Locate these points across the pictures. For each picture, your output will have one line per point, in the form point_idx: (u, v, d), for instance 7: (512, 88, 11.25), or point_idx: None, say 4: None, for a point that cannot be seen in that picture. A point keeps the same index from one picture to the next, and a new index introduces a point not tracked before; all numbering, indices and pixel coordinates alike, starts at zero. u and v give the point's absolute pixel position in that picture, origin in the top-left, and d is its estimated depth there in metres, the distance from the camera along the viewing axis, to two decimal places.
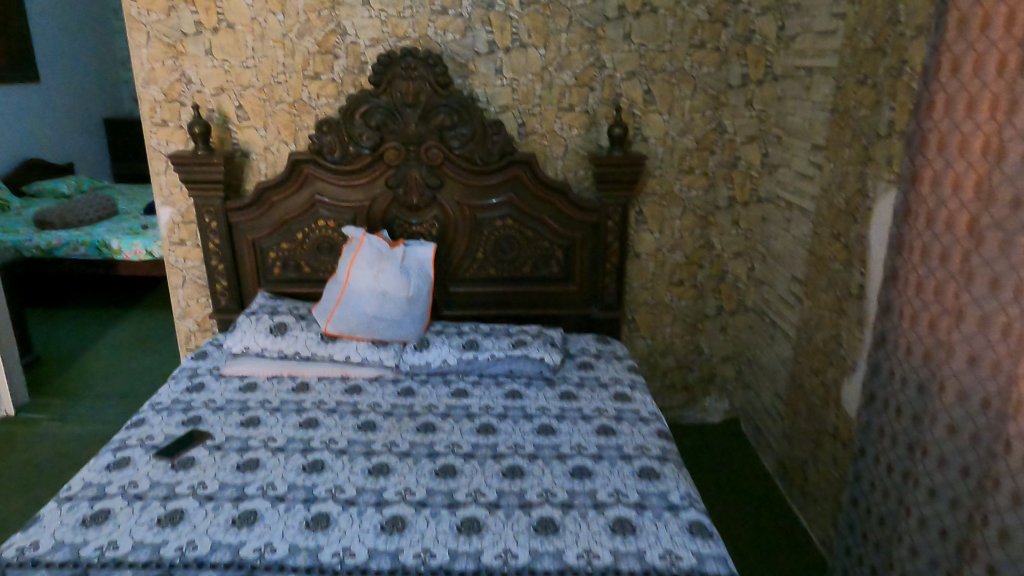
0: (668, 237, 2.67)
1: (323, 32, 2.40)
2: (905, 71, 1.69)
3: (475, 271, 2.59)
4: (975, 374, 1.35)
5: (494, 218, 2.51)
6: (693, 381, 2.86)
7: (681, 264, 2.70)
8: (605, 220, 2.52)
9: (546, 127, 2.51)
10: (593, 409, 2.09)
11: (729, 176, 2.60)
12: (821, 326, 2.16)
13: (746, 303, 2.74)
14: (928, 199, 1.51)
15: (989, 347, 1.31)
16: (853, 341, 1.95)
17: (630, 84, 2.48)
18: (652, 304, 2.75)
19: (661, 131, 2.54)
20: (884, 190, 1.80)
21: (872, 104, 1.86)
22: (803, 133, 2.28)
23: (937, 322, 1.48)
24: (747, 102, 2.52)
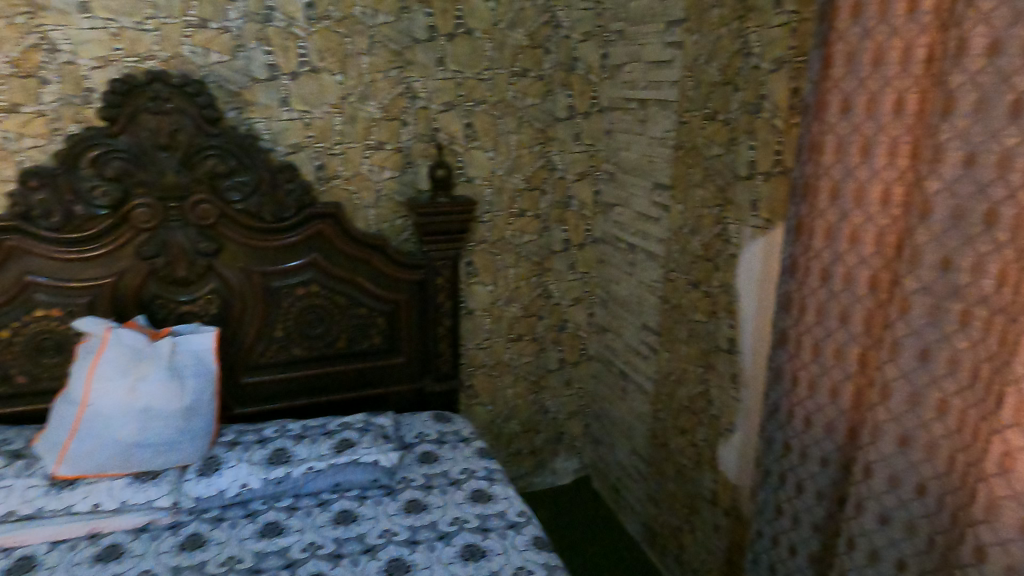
0: (503, 288, 2.34)
1: (19, 47, 1.70)
2: (767, 108, 1.54)
3: (274, 355, 2.03)
4: (906, 457, 1.12)
5: (295, 285, 1.99)
6: (541, 444, 2.57)
7: (518, 317, 2.39)
8: (433, 278, 2.12)
9: (352, 169, 2.05)
10: (450, 522, 1.69)
11: (562, 217, 2.35)
12: (683, 380, 1.97)
13: (589, 351, 2.52)
14: (822, 253, 1.34)
15: (922, 428, 1.10)
16: (728, 400, 1.77)
17: (448, 118, 2.12)
18: (491, 364, 2.41)
19: (487, 170, 2.21)
20: (751, 237, 1.64)
21: (726, 141, 1.70)
22: (642, 170, 2.10)
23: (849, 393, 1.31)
24: (575, 136, 2.29)
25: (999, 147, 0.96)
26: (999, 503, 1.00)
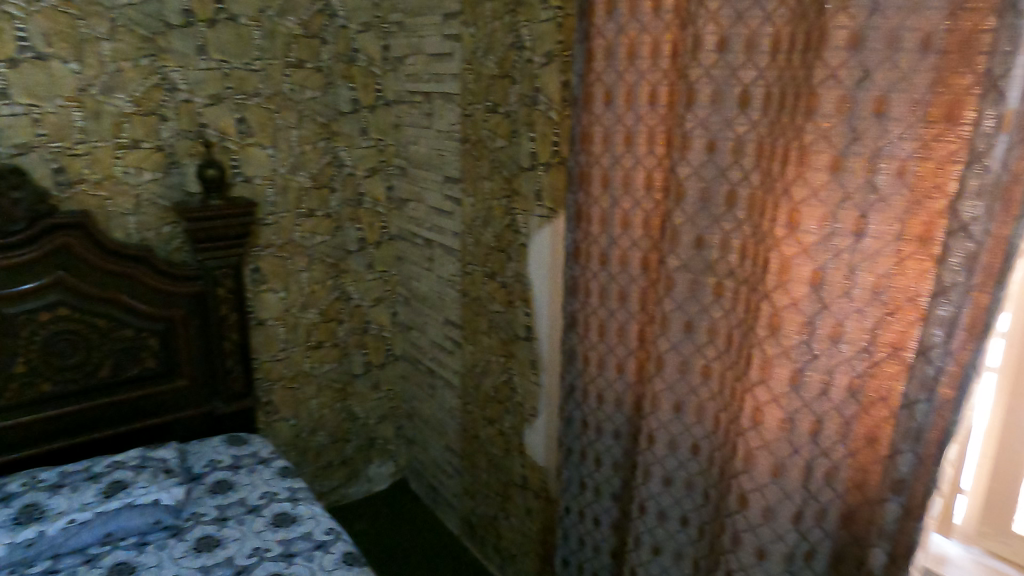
0: (296, 294, 2.20)
1: None
2: (542, 100, 1.58)
3: (16, 394, 1.71)
4: (681, 421, 1.22)
5: (37, 311, 1.69)
6: (352, 452, 2.47)
7: (316, 322, 2.26)
8: (213, 289, 1.93)
9: (101, 172, 1.79)
10: (250, 554, 1.54)
11: (355, 215, 2.26)
12: (487, 371, 1.99)
13: (395, 351, 2.46)
14: (599, 239, 1.41)
15: (692, 393, 1.19)
16: (529, 386, 1.81)
17: (216, 112, 1.92)
18: (291, 376, 2.25)
19: (267, 169, 2.05)
20: (538, 226, 1.68)
21: (508, 133, 1.72)
22: (432, 164, 2.08)
23: (632, 369, 1.39)
24: (361, 131, 2.21)
25: (733, 135, 1.07)
26: (755, 453, 1.07)
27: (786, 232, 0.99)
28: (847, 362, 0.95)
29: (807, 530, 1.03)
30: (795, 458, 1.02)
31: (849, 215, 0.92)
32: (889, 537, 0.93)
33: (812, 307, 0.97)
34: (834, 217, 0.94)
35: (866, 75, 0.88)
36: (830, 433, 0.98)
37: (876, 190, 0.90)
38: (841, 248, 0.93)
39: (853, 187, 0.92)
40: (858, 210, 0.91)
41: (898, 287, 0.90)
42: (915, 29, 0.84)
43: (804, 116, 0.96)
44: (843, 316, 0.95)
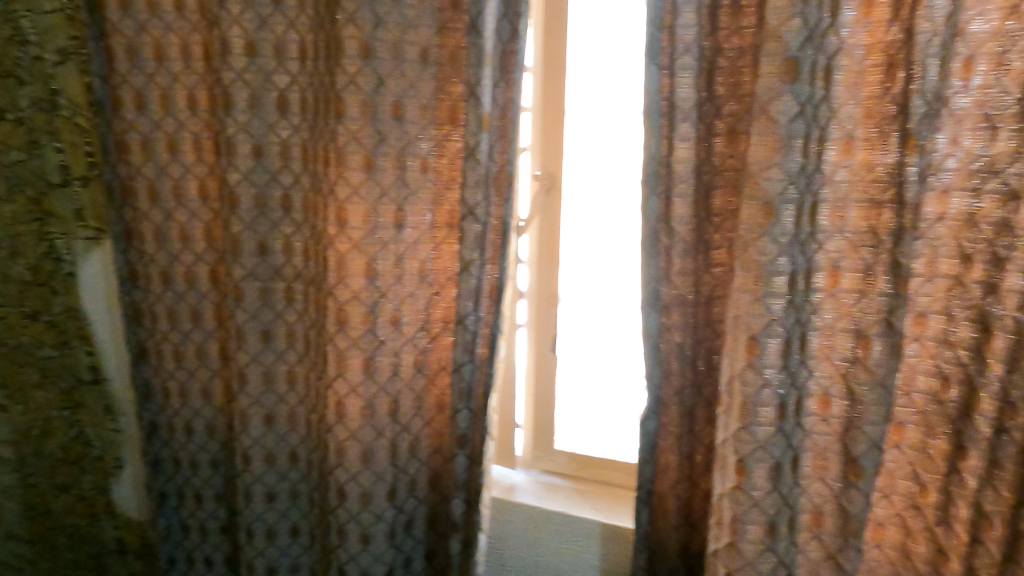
0: None
1: None
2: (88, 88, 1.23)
3: None
4: (275, 432, 1.19)
5: None
6: None
7: None
8: None
9: None
10: None
11: None
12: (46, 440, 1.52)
13: None
14: (157, 257, 1.26)
15: (281, 401, 1.18)
16: (105, 438, 1.50)
17: None
18: None
19: None
20: (103, 250, 1.39)
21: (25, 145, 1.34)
22: None
23: (220, 391, 1.29)
24: None
25: (277, 139, 1.07)
26: (345, 445, 1.09)
27: (337, 229, 1.03)
28: (411, 340, 1.06)
29: (402, 501, 1.11)
30: (380, 439, 1.09)
31: (388, 209, 1.02)
32: (463, 486, 1.08)
33: (370, 297, 1.04)
34: (375, 212, 1.02)
35: (380, 82, 0.98)
36: (407, 408, 1.08)
37: (407, 185, 1.01)
38: (387, 239, 1.02)
39: (387, 183, 1.01)
40: (394, 204, 1.01)
41: (439, 268, 1.04)
42: (413, 43, 0.97)
43: (335, 120, 1.00)
44: (398, 302, 1.05)
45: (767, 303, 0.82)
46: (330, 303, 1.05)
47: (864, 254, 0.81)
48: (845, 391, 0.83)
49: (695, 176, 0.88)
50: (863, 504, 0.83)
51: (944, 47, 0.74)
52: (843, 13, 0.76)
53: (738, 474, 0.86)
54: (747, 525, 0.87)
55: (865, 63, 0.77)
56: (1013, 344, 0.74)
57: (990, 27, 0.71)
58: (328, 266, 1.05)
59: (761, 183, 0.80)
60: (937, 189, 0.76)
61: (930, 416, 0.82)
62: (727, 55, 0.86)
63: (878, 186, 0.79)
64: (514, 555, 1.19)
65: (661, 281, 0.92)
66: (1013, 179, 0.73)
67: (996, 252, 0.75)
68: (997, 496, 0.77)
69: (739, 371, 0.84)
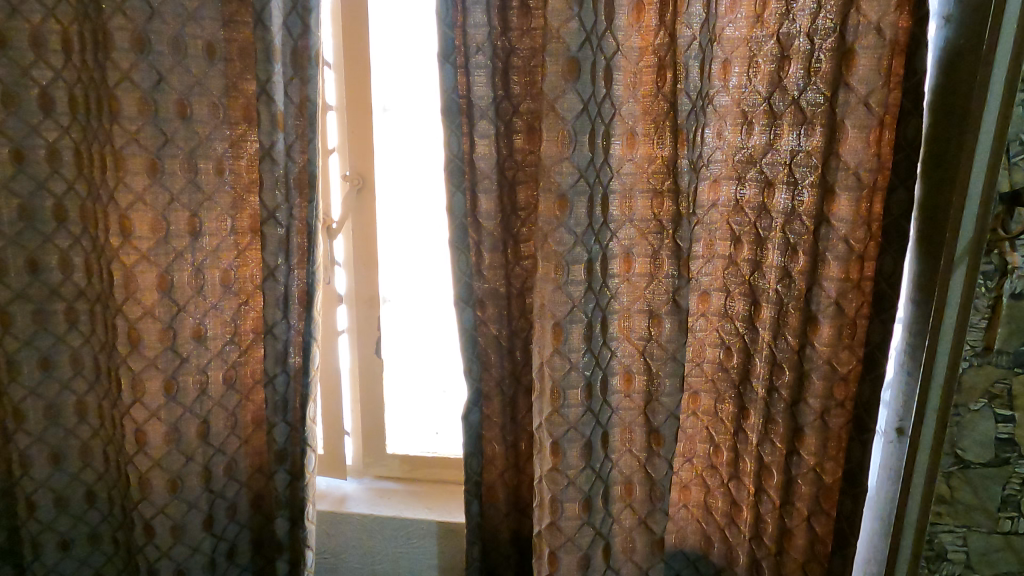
0: None
1: None
2: None
3: None
4: (66, 472, 1.05)
5: None
6: None
7: None
8: None
9: None
10: None
11: None
12: None
13: None
14: None
15: (70, 437, 1.04)
16: None
17: None
18: None
19: None
20: None
21: None
22: None
23: None
24: None
25: (43, 142, 0.95)
26: (148, 477, 0.99)
27: (120, 241, 0.94)
28: (219, 355, 0.99)
29: (220, 528, 1.03)
30: (191, 465, 1.00)
31: (181, 216, 0.94)
32: (287, 505, 1.02)
33: (167, 312, 0.96)
34: (165, 220, 0.94)
35: (160, 78, 0.90)
36: (219, 429, 1.01)
37: (201, 189, 0.94)
38: (182, 249, 0.95)
39: (178, 188, 0.93)
40: (188, 210, 0.94)
41: (244, 276, 0.98)
42: (195, 37, 0.90)
43: (109, 119, 0.91)
44: (201, 315, 0.97)
45: (567, 289, 0.85)
46: (117, 323, 0.95)
47: (652, 240, 0.87)
48: (644, 366, 0.90)
49: (497, 171, 0.91)
50: (666, 468, 0.91)
51: (702, 50, 0.82)
52: (616, 18, 0.82)
53: (555, 455, 0.88)
54: (565, 503, 0.89)
55: (640, 65, 0.84)
56: (775, 313, 0.84)
57: (740, 33, 0.82)
58: (113, 282, 0.95)
59: (554, 177, 0.83)
60: (709, 179, 0.86)
61: (718, 382, 0.91)
62: (520, 55, 0.89)
63: (659, 176, 0.86)
64: (351, 564, 1.16)
65: (473, 276, 0.94)
66: (766, 168, 0.82)
67: (758, 232, 0.84)
68: (773, 447, 0.86)
69: (548, 357, 0.86)
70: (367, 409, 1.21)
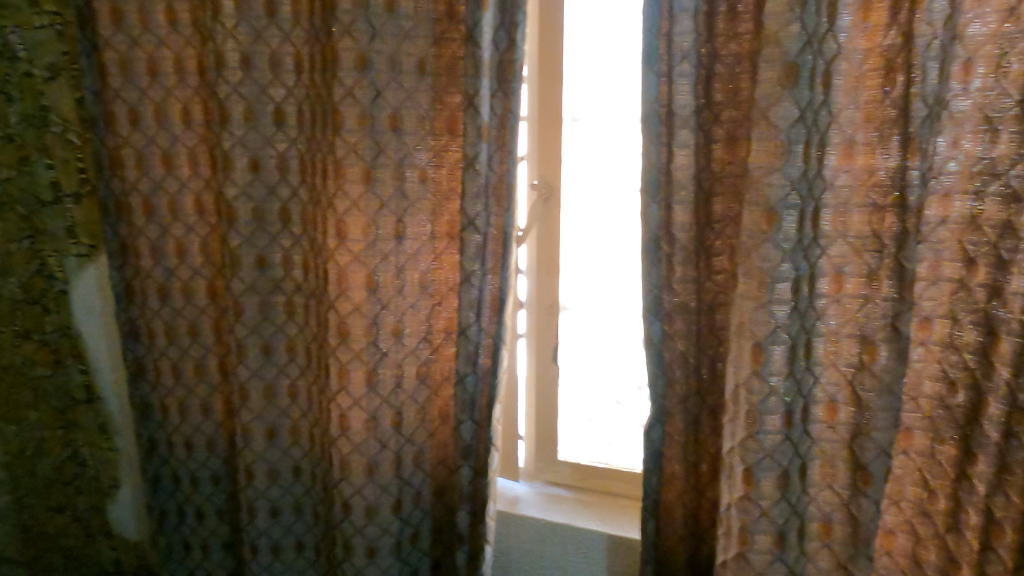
0: None
1: None
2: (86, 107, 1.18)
3: None
4: (277, 447, 1.17)
5: None
6: None
7: None
8: None
9: None
10: None
11: None
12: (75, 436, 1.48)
13: None
14: (154, 272, 1.23)
15: (282, 416, 1.16)
16: (170, 451, 1.31)
17: None
18: None
19: None
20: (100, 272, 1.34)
21: (16, 162, 1.32)
22: None
23: (227, 403, 1.27)
24: None
25: (275, 152, 1.06)
26: (349, 459, 1.08)
27: (337, 241, 1.03)
28: (413, 352, 1.05)
29: (406, 513, 1.11)
30: (384, 452, 1.08)
31: (388, 221, 1.01)
32: (468, 498, 1.07)
33: (372, 309, 1.03)
34: (375, 224, 1.01)
35: (377, 93, 0.97)
36: (410, 421, 1.08)
37: (407, 197, 1.00)
38: (387, 251, 1.02)
39: (387, 195, 1.00)
40: (394, 215, 1.01)
41: (439, 279, 1.03)
42: (409, 54, 0.97)
43: (332, 132, 0.99)
44: (400, 313, 1.04)
45: (771, 309, 0.82)
46: (329, 316, 1.04)
47: (868, 259, 0.80)
48: (852, 397, 0.83)
49: (694, 182, 0.88)
50: (873, 512, 0.83)
51: (943, 50, 0.74)
52: (841, 18, 0.76)
53: (746, 483, 0.86)
54: (756, 536, 0.86)
55: (864, 67, 0.77)
56: (1019, 346, 0.73)
57: (987, 29, 0.71)
58: (327, 279, 1.04)
59: (763, 190, 0.80)
60: (939, 192, 0.76)
61: (938, 420, 0.80)
62: (724, 62, 0.85)
63: (881, 190, 0.78)
64: (520, 566, 1.18)
65: (662, 289, 0.92)
66: (1013, 181, 0.72)
67: (1001, 254, 0.73)
68: (1008, 501, 0.75)
69: (744, 380, 0.84)
70: (541, 413, 1.23)
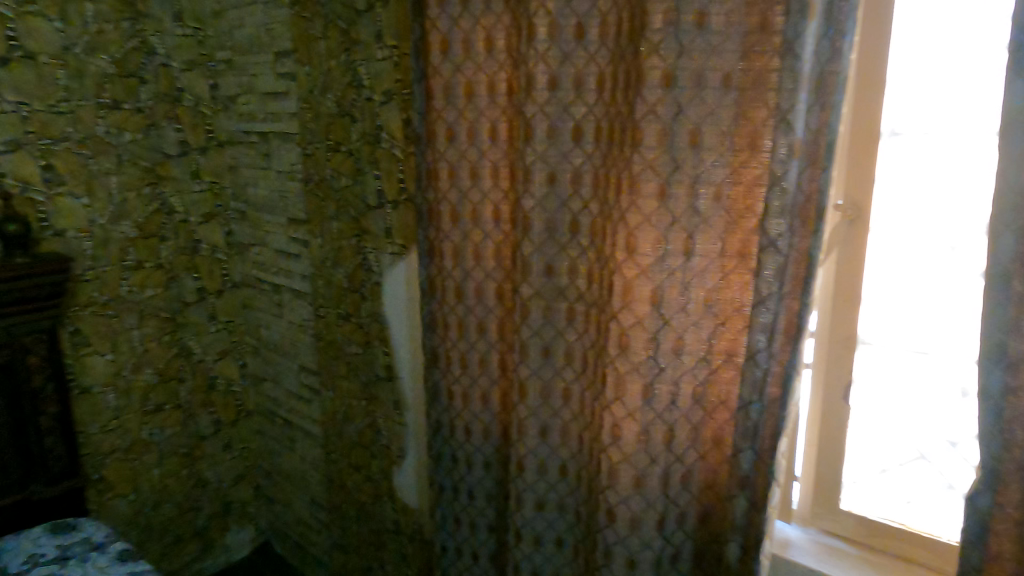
0: (128, 355, 1.83)
1: None
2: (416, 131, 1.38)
3: None
4: (548, 444, 1.24)
5: None
6: (204, 524, 2.10)
7: (153, 384, 1.90)
8: (22, 358, 1.55)
9: None
10: None
11: (191, 264, 1.93)
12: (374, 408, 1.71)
13: (247, 407, 2.15)
14: (453, 272, 1.38)
15: (555, 416, 1.22)
16: (452, 433, 1.45)
17: (14, 159, 1.55)
18: (125, 447, 1.87)
19: (83, 220, 1.69)
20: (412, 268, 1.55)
21: (352, 172, 1.58)
22: (274, 207, 1.86)
23: (505, 396, 1.36)
24: (192, 174, 1.90)
25: (570, 167, 1.12)
26: (618, 468, 1.10)
27: (625, 254, 1.05)
28: (690, 371, 1.03)
29: (669, 533, 1.10)
30: (653, 468, 1.08)
31: (678, 237, 1.00)
32: (740, 531, 1.02)
33: (653, 324, 1.04)
34: (665, 239, 1.01)
35: (679, 110, 0.97)
36: (681, 441, 1.06)
37: (699, 214, 0.99)
38: (675, 267, 1.01)
39: (679, 211, 1.00)
40: (685, 231, 1.00)
41: (725, 299, 1.00)
42: (716, 69, 0.95)
43: (631, 148, 1.02)
44: (682, 330, 1.03)
45: None
46: (611, 327, 1.07)
47: None
48: None
49: None
50: None
51: None
52: None
53: None
54: None
55: None
56: None
57: None
58: (612, 291, 1.07)
59: None
60: None
61: None
62: None
63: None
64: None
65: (1009, 333, 0.78)
66: None
67: None
68: None
69: None
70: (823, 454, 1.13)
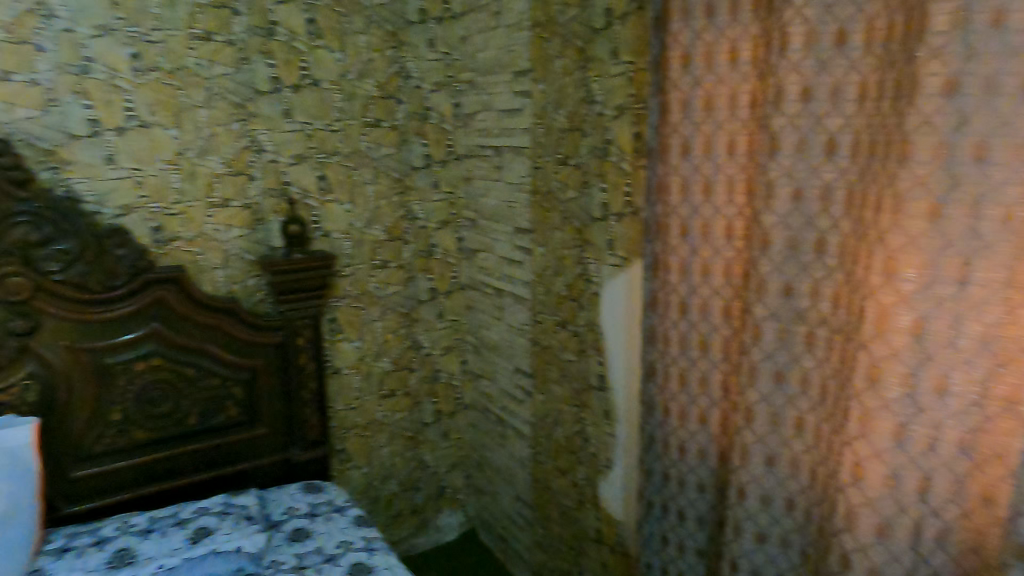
0: (370, 343, 2.07)
1: None
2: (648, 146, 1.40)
3: (111, 442, 1.63)
4: (774, 475, 1.17)
5: (133, 359, 1.62)
6: (421, 502, 2.30)
7: (389, 372, 2.12)
8: (294, 340, 1.82)
9: (194, 229, 1.71)
10: None
11: (426, 266, 2.13)
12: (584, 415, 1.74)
13: (463, 400, 2.30)
14: (679, 287, 1.36)
15: (784, 445, 1.15)
16: (665, 450, 1.44)
17: (299, 171, 1.83)
18: (363, 424, 2.11)
19: (345, 223, 1.94)
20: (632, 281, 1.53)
21: (578, 185, 1.62)
22: (502, 216, 1.95)
23: (725, 420, 1.30)
24: (433, 184, 2.08)
25: (821, 182, 1.05)
26: (857, 511, 1.04)
27: (881, 279, 0.97)
28: (958, 416, 0.91)
29: None
30: (902, 516, 0.98)
31: (953, 262, 0.89)
32: None
33: (913, 358, 0.94)
34: (934, 264, 0.91)
35: (962, 121, 0.86)
36: (940, 493, 0.94)
37: (981, 237, 0.86)
38: (944, 295, 0.90)
39: (955, 234, 0.88)
40: (961, 255, 0.88)
41: (1011, 336, 0.85)
42: (1014, 73, 0.81)
43: (897, 162, 0.94)
44: (949, 368, 0.91)
45: None
46: (858, 357, 1.01)
47: None
48: None
49: None
50: None
51: None
52: None
53: None
54: None
55: None
56: None
57: None
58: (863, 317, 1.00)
59: None
60: None
61: None
62: None
63: None
64: None
65: None
66: None
67: None
68: None
69: None
70: None
